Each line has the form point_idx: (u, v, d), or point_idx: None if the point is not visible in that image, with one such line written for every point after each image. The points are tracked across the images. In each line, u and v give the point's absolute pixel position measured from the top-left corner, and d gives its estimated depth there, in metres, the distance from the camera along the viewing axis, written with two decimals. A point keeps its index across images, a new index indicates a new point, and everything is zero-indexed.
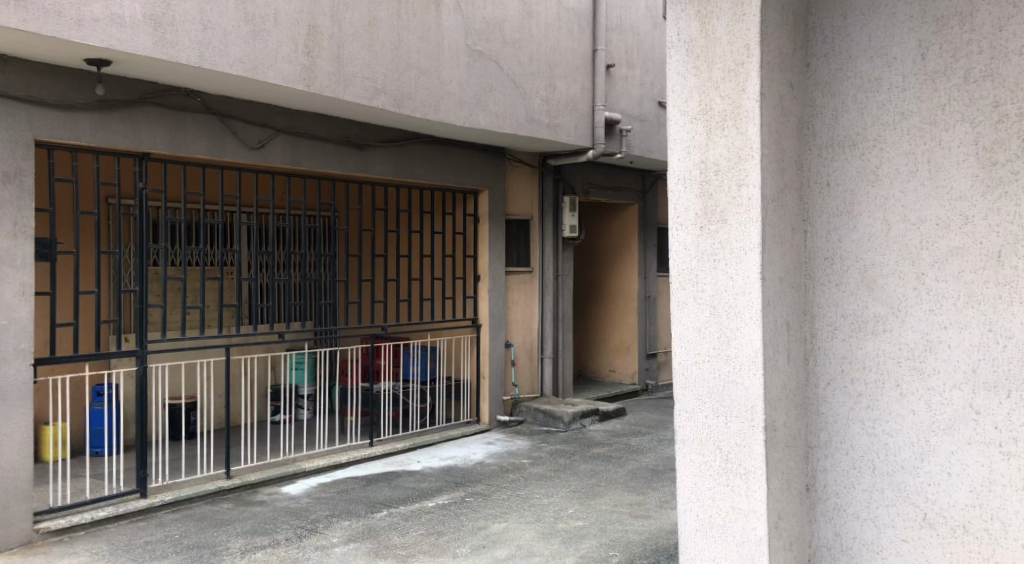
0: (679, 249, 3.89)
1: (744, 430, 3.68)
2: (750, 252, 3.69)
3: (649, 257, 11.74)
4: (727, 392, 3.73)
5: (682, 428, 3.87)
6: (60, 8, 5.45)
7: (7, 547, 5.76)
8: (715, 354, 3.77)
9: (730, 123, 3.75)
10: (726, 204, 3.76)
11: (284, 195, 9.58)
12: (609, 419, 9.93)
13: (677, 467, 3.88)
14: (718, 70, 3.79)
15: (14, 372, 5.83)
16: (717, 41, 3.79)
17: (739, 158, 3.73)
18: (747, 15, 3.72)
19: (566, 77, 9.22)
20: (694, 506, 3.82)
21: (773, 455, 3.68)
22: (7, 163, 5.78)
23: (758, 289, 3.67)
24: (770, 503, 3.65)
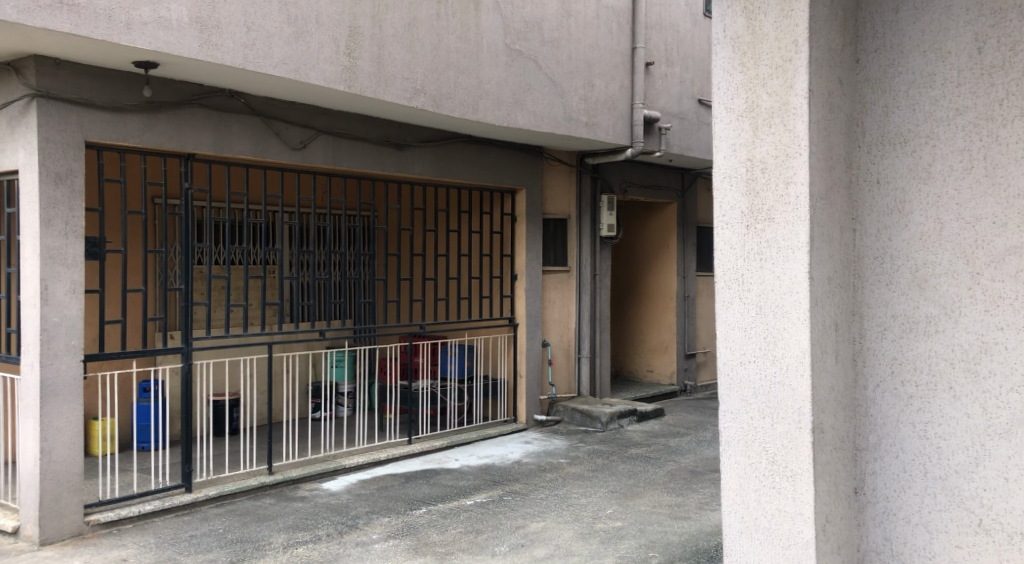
0: (724, 248, 3.87)
1: (791, 431, 3.66)
2: (798, 251, 3.66)
3: (688, 256, 11.67)
4: (774, 393, 3.70)
5: (727, 429, 3.84)
6: (111, 12, 5.55)
7: (59, 539, 5.89)
8: (762, 354, 3.74)
9: (778, 120, 3.72)
10: (774, 202, 3.73)
11: (324, 195, 9.67)
12: (648, 419, 9.89)
13: (721, 468, 3.86)
14: (765, 67, 3.77)
15: (66, 367, 5.96)
16: (764, 37, 3.77)
17: (787, 155, 3.70)
18: (795, 11, 3.69)
19: (605, 75, 9.20)
20: (739, 508, 3.80)
21: (821, 457, 3.65)
22: (60, 164, 5.90)
23: (807, 288, 3.63)
24: (818, 506, 3.61)
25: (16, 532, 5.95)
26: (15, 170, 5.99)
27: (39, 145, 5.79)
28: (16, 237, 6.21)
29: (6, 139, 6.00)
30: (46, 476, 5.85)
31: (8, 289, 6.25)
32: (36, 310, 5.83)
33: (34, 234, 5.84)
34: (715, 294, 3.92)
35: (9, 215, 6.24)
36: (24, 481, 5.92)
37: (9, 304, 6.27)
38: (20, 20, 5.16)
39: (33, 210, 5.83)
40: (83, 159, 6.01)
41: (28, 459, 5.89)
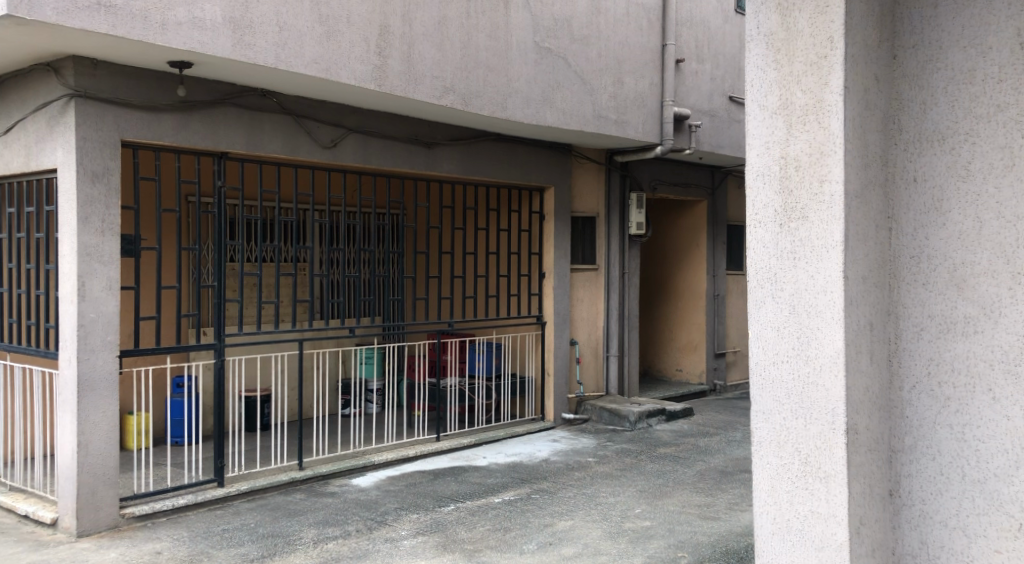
0: (757, 246, 3.85)
1: (825, 432, 3.63)
2: (832, 250, 3.64)
3: (718, 255, 11.61)
4: (808, 393, 3.68)
5: (758, 429, 3.83)
6: (147, 13, 5.62)
7: (95, 532, 6.00)
8: (795, 354, 3.72)
9: (812, 118, 3.70)
10: (807, 201, 3.71)
11: (354, 193, 9.74)
12: (676, 418, 9.86)
13: (754, 468, 3.85)
14: (799, 64, 3.75)
15: (102, 362, 6.05)
16: (799, 34, 3.75)
17: (821, 153, 3.68)
18: (831, 7, 3.67)
19: (635, 73, 9.17)
20: (770, 510, 3.79)
21: (855, 459, 3.62)
22: (97, 162, 5.99)
23: (841, 288, 3.61)
24: (852, 509, 3.59)
25: (54, 524, 6.06)
26: (53, 168, 6.09)
27: (77, 144, 5.88)
28: (55, 235, 6.32)
29: (45, 138, 6.10)
30: (83, 470, 5.95)
31: (47, 286, 6.36)
32: (74, 306, 5.92)
33: (72, 231, 5.93)
34: (748, 294, 3.90)
35: (48, 213, 6.34)
36: (62, 474, 6.03)
37: (48, 300, 6.38)
38: (59, 21, 5.25)
39: (70, 208, 5.92)
40: (119, 158, 6.10)
41: (66, 453, 5.99)
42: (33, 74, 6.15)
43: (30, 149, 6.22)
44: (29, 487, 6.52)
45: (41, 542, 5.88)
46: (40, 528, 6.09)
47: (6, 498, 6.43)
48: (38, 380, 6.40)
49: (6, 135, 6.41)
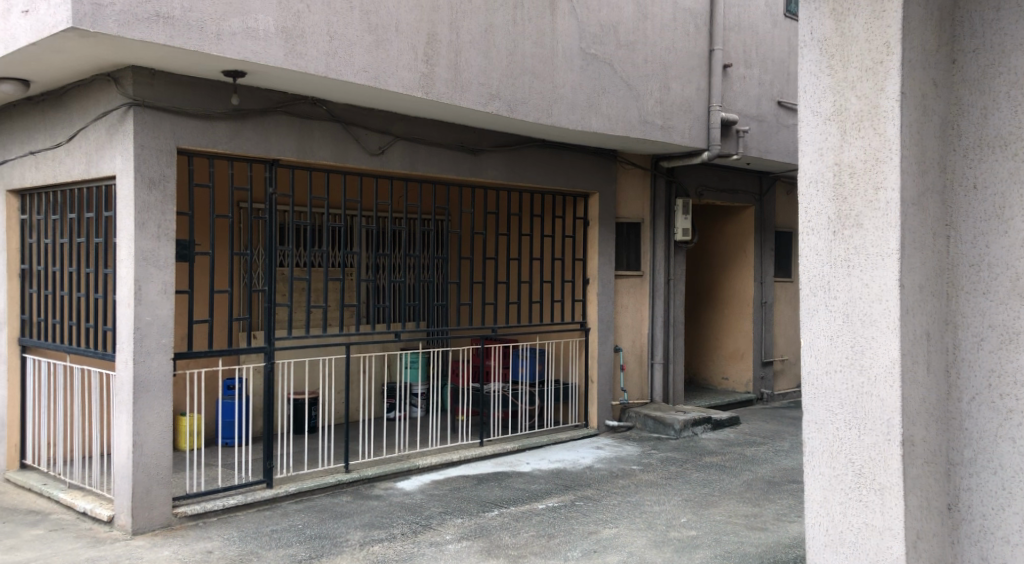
0: (809, 253, 3.84)
1: (880, 443, 3.62)
2: (888, 258, 3.62)
3: (766, 262, 11.49)
4: (862, 403, 3.67)
5: (810, 440, 3.82)
6: (202, 24, 5.75)
7: (149, 530, 6.14)
8: (848, 363, 3.71)
9: (867, 124, 3.69)
10: (862, 207, 3.70)
11: (400, 199, 9.83)
12: (722, 427, 9.79)
13: (806, 479, 3.85)
14: (854, 70, 3.74)
15: (156, 364, 6.19)
16: (854, 39, 3.73)
17: (877, 160, 3.67)
18: (887, 12, 3.65)
19: (682, 79, 9.15)
20: (824, 521, 3.78)
21: (912, 471, 3.60)
22: (153, 169, 6.15)
23: (897, 296, 3.59)
24: (908, 522, 3.56)
25: (110, 521, 6.21)
26: (112, 175, 6.25)
27: (135, 152, 6.04)
28: (113, 239, 6.49)
29: (105, 145, 6.26)
30: (138, 469, 6.09)
31: (105, 289, 6.54)
32: (131, 309, 6.07)
33: (129, 236, 6.09)
34: (800, 302, 3.89)
35: (107, 218, 6.52)
36: (118, 473, 6.18)
37: (106, 303, 6.55)
38: (120, 33, 5.40)
39: (128, 214, 6.08)
40: (175, 165, 6.25)
41: (122, 452, 6.14)
42: (93, 85, 6.33)
43: (90, 157, 6.40)
44: (86, 485, 6.70)
45: (98, 538, 6.03)
46: (96, 525, 6.25)
47: (64, 495, 6.60)
48: (95, 380, 6.57)
49: (67, 144, 6.59)
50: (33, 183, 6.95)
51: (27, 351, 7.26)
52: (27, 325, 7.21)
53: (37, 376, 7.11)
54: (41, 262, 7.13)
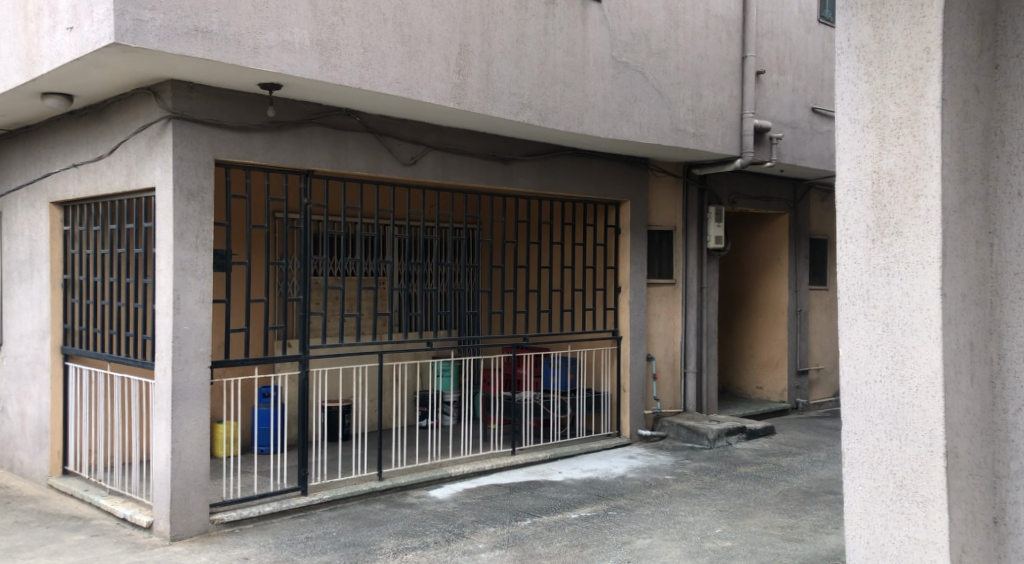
0: (849, 262, 3.88)
1: (922, 454, 3.63)
2: (928, 267, 3.64)
3: (801, 270, 11.40)
4: (903, 414, 3.68)
5: (850, 450, 3.86)
6: (239, 38, 5.85)
7: (187, 535, 6.23)
8: (889, 374, 3.73)
9: (905, 131, 3.73)
10: (901, 215, 3.73)
11: (432, 209, 9.90)
12: (756, 437, 9.72)
13: (846, 490, 3.89)
14: (892, 76, 3.77)
15: (194, 373, 6.28)
16: (893, 45, 3.77)
17: (917, 167, 3.69)
18: (927, 18, 3.67)
19: (714, 86, 9.12)
20: (864, 534, 3.81)
21: (956, 484, 3.60)
22: (192, 181, 6.25)
23: (939, 305, 3.61)
24: (953, 535, 3.58)
25: (149, 527, 6.31)
26: (152, 187, 6.37)
27: (174, 164, 6.15)
28: (153, 250, 6.61)
29: (145, 158, 6.38)
30: (177, 475, 6.19)
31: (145, 298, 6.65)
32: (170, 318, 6.18)
33: (168, 247, 6.19)
34: (839, 310, 3.93)
35: (147, 229, 6.64)
36: (157, 479, 6.28)
37: (146, 312, 6.66)
38: (160, 48, 5.52)
39: (167, 225, 6.18)
40: (213, 177, 6.35)
41: (160, 459, 6.24)
42: (134, 98, 6.45)
43: (130, 169, 6.52)
44: (126, 491, 6.81)
45: (138, 544, 6.13)
46: (136, 531, 6.35)
47: (105, 501, 6.72)
48: (135, 388, 6.69)
49: (108, 156, 6.72)
50: (76, 195, 7.09)
51: (69, 359, 7.40)
52: (69, 333, 7.34)
53: (78, 383, 7.25)
54: (83, 272, 7.27)
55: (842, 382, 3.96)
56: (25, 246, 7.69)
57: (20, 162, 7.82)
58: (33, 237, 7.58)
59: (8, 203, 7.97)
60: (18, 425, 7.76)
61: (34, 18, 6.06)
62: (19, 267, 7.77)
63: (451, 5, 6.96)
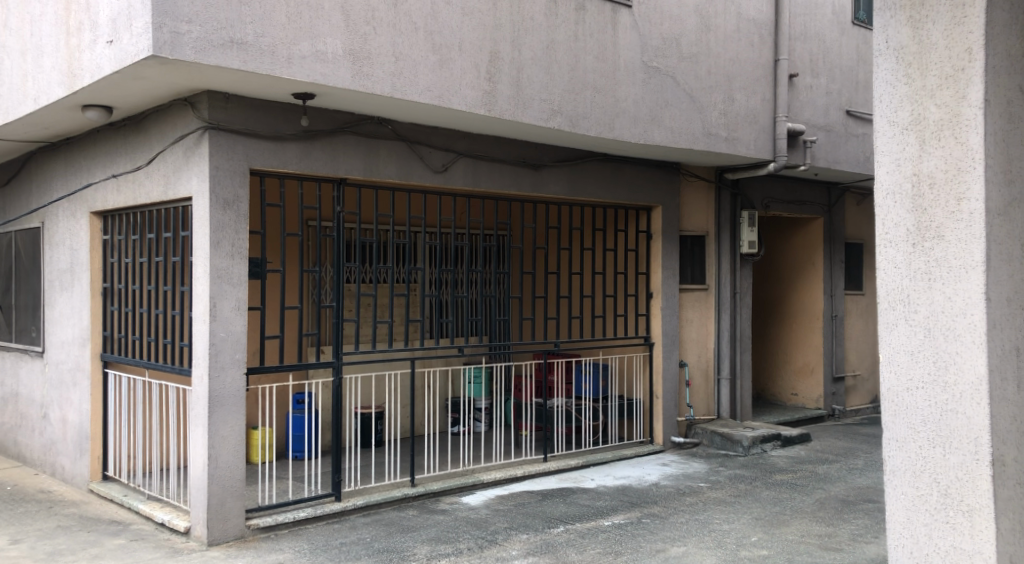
0: (889, 266, 3.89)
1: (967, 463, 3.61)
2: (972, 270, 3.63)
3: (836, 275, 11.28)
4: (946, 421, 3.67)
5: (891, 458, 3.85)
6: (273, 48, 5.92)
7: (224, 541, 6.30)
8: (931, 380, 3.72)
9: (947, 132, 3.73)
10: (943, 219, 3.73)
11: (463, 215, 9.94)
12: (792, 444, 9.62)
13: (888, 498, 3.88)
14: (933, 78, 3.79)
15: (231, 380, 6.35)
16: (933, 46, 3.79)
17: (958, 170, 3.69)
18: (968, 17, 3.68)
19: (746, 89, 9.06)
20: (908, 543, 3.80)
21: (1003, 493, 3.56)
22: (228, 191, 6.34)
23: (982, 310, 3.59)
24: (1000, 546, 3.54)
25: (186, 532, 6.39)
26: (189, 197, 6.46)
27: (210, 173, 6.24)
28: (190, 258, 6.71)
29: (182, 168, 6.48)
30: (213, 481, 6.26)
31: (182, 306, 6.75)
32: (206, 325, 6.26)
33: (205, 255, 6.27)
34: (879, 315, 3.94)
35: (183, 238, 6.74)
36: (194, 485, 6.36)
37: (183, 320, 6.77)
38: (196, 59, 5.60)
39: (204, 233, 6.27)
40: (248, 186, 6.43)
41: (198, 465, 6.31)
42: (171, 109, 6.56)
43: (168, 179, 6.62)
44: (164, 497, 6.90)
45: (176, 548, 6.21)
46: (174, 536, 6.43)
47: (143, 506, 6.82)
48: (172, 395, 6.79)
49: (146, 167, 6.83)
50: (115, 205, 7.21)
51: (109, 367, 7.52)
52: (109, 341, 7.46)
53: (118, 390, 7.36)
54: (121, 281, 7.39)
55: (883, 389, 3.97)
56: (65, 256, 7.83)
57: (60, 173, 7.96)
58: (74, 247, 7.71)
59: (49, 214, 8.12)
60: (59, 432, 7.91)
61: (75, 32, 6.18)
62: (60, 276, 7.92)
63: (481, 13, 6.99)
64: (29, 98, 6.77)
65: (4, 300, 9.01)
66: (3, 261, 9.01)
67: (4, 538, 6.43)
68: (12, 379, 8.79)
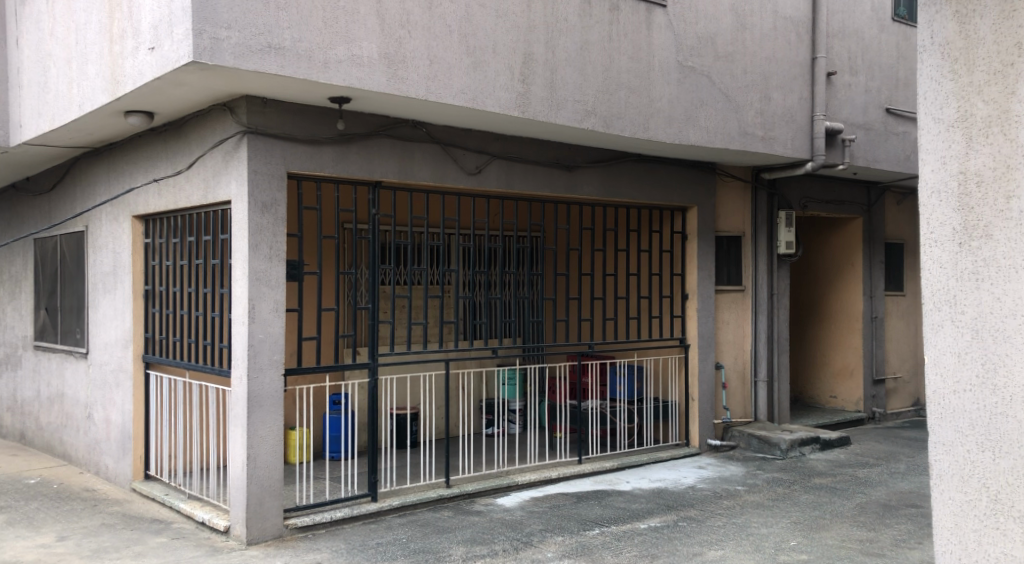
0: (934, 266, 3.86)
1: (1018, 467, 3.61)
2: (1021, 270, 3.62)
3: (876, 275, 11.15)
4: (996, 424, 3.66)
5: (938, 462, 3.83)
6: (310, 53, 5.98)
7: (262, 540, 6.38)
8: (980, 382, 3.71)
9: (996, 129, 3.72)
10: (992, 217, 3.72)
11: (497, 217, 9.97)
12: (831, 447, 9.52)
13: (934, 504, 3.86)
14: (980, 74, 3.77)
15: (269, 381, 6.43)
16: (980, 42, 3.78)
17: (1008, 167, 3.69)
18: (1018, 12, 3.67)
19: (783, 88, 9.00)
20: (955, 549, 3.78)
21: None
22: (265, 194, 6.41)
23: None
24: None
25: (226, 531, 6.48)
26: (228, 200, 6.55)
27: (248, 177, 6.32)
28: (229, 261, 6.80)
29: (221, 172, 6.58)
30: (253, 481, 6.34)
31: (221, 308, 6.84)
32: (245, 327, 6.34)
33: (244, 258, 6.36)
34: (924, 317, 3.91)
35: (222, 241, 6.84)
36: (233, 484, 6.44)
37: (222, 321, 6.86)
38: (235, 65, 5.69)
39: (243, 236, 6.35)
40: (285, 189, 6.51)
41: (237, 465, 6.40)
42: (211, 114, 6.66)
43: (208, 183, 6.72)
44: (204, 496, 7.00)
45: (216, 547, 6.30)
46: (214, 535, 6.52)
47: (184, 505, 6.92)
48: (212, 396, 6.89)
49: (186, 171, 6.93)
50: (156, 208, 7.32)
51: (150, 368, 7.64)
52: (150, 342, 7.57)
53: (159, 390, 7.48)
54: (162, 283, 7.50)
55: (927, 392, 3.94)
56: (108, 259, 7.97)
57: (103, 178, 8.11)
58: (116, 250, 7.85)
59: (93, 218, 8.27)
60: (103, 431, 8.05)
61: (118, 39, 6.30)
62: (103, 278, 8.06)
63: (516, 15, 7.02)
64: (74, 105, 6.91)
65: (50, 302, 9.20)
66: (48, 264, 9.19)
67: (51, 535, 6.56)
68: (58, 380, 8.96)
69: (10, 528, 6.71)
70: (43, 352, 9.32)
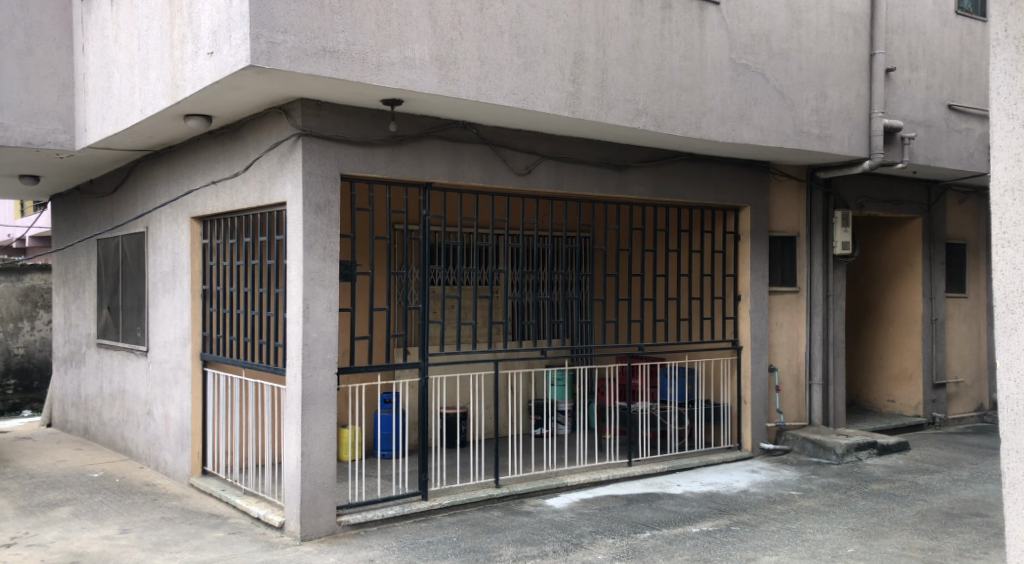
0: (1007, 266, 3.86)
1: None
2: None
3: (936, 276, 10.91)
4: None
5: (1011, 471, 3.81)
6: (364, 56, 6.06)
7: (316, 536, 6.48)
8: None
9: None
10: None
11: (546, 218, 9.98)
12: (889, 453, 9.35)
13: (1006, 511, 3.83)
14: None
15: (323, 379, 6.52)
16: None
17: None
18: None
19: (840, 85, 8.86)
20: None
21: None
22: (319, 196, 6.51)
23: None
24: None
25: (281, 527, 6.59)
26: (283, 201, 6.66)
27: (303, 179, 6.43)
28: (284, 261, 6.90)
29: (276, 174, 6.69)
30: (306, 478, 6.44)
31: (276, 307, 6.96)
32: (300, 326, 6.44)
33: (299, 258, 6.46)
34: (996, 320, 3.90)
35: (278, 241, 6.95)
36: (288, 481, 6.54)
37: (277, 321, 6.98)
38: (292, 69, 5.79)
39: (298, 237, 6.46)
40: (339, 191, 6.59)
41: (292, 462, 6.50)
42: (267, 117, 6.78)
43: (264, 184, 6.84)
44: (259, 492, 7.13)
45: (271, 542, 6.41)
46: (269, 531, 6.63)
47: (240, 501, 7.06)
48: (268, 394, 7.01)
49: (243, 172, 7.07)
50: (214, 210, 7.48)
51: (208, 366, 7.81)
52: (207, 341, 7.74)
53: (216, 388, 7.65)
54: (219, 283, 7.65)
55: (998, 397, 3.92)
56: (168, 259, 8.16)
57: (163, 180, 8.31)
58: (175, 251, 8.03)
59: (153, 218, 8.47)
60: (162, 428, 8.25)
61: (179, 45, 6.45)
62: (163, 278, 8.25)
63: (567, 14, 7.02)
64: (136, 109, 7.08)
65: (112, 301, 9.43)
66: (111, 264, 9.43)
67: (113, 527, 6.74)
68: (119, 377, 9.19)
69: (74, 520, 6.91)
70: (105, 350, 9.57)
